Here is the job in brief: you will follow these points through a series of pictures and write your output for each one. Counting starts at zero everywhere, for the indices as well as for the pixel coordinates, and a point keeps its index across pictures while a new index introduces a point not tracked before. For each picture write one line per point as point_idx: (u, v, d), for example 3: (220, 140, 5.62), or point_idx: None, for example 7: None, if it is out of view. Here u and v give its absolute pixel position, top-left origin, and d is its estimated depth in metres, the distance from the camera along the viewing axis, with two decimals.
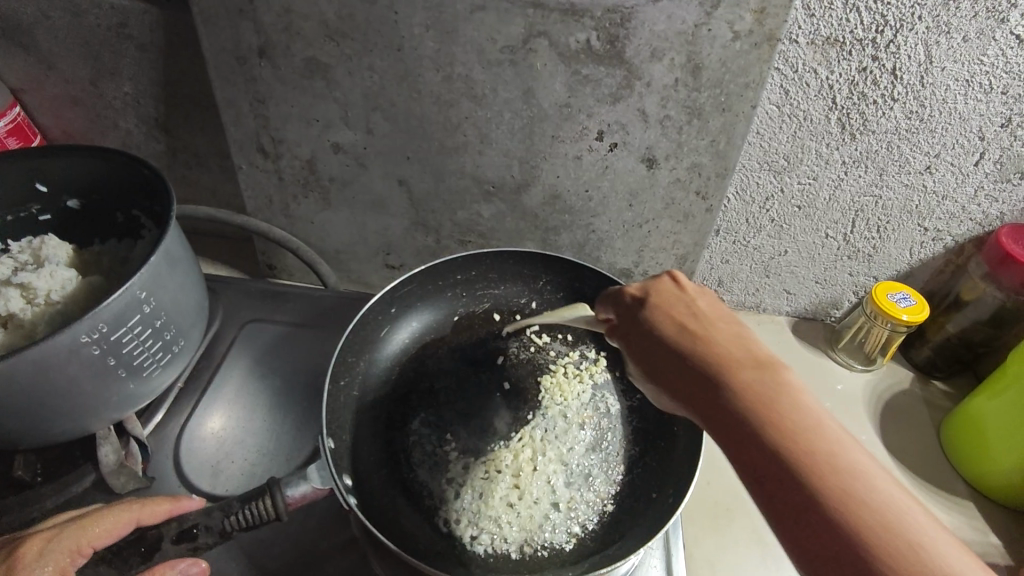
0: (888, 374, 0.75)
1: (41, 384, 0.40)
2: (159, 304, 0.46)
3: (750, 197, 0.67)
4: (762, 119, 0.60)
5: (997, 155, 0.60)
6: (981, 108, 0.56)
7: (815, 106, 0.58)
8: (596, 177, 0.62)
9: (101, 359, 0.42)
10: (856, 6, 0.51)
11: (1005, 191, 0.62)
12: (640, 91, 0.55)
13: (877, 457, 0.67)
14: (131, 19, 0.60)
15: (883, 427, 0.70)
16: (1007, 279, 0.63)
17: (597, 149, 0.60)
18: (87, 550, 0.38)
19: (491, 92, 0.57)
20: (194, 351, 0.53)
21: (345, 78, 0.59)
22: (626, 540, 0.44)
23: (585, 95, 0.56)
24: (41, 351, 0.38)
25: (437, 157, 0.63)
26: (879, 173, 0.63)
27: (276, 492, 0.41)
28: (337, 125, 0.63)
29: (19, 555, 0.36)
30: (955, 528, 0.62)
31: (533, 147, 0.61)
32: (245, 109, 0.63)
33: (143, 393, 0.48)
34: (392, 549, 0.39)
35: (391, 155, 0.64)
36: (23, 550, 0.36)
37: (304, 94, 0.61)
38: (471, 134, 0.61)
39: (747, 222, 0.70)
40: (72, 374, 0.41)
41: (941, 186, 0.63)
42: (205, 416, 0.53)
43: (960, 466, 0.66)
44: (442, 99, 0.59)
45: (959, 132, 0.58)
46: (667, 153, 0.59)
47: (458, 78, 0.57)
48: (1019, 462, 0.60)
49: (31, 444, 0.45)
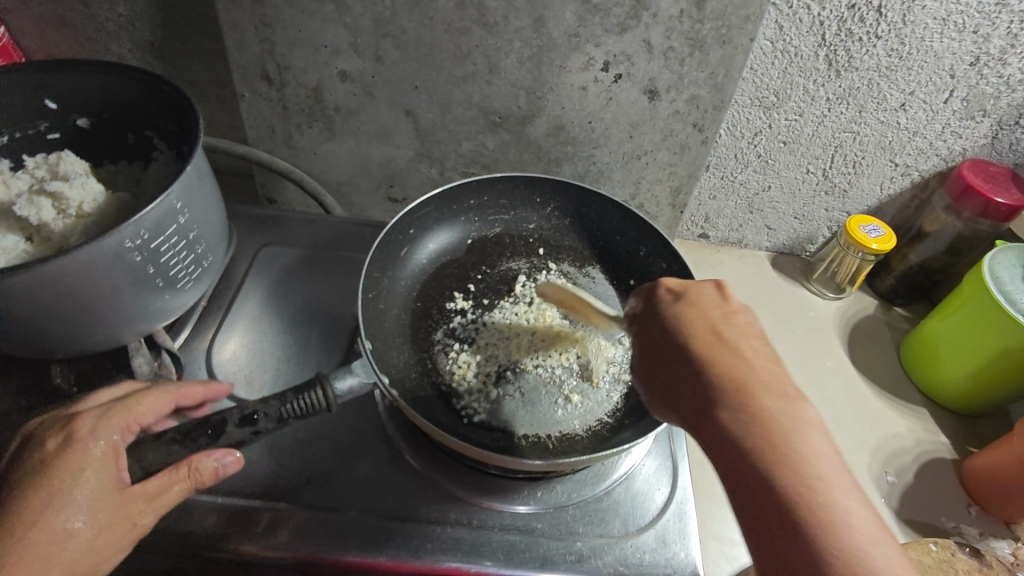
0: (856, 301, 0.82)
1: (88, 289, 0.41)
2: (191, 217, 0.47)
3: (740, 131, 0.72)
4: (757, 55, 0.63)
5: (965, 93, 0.65)
6: (954, 48, 0.61)
7: (806, 43, 0.62)
8: (600, 108, 0.65)
9: (141, 266, 0.44)
10: None
11: (969, 128, 0.68)
12: (646, 22, 0.58)
13: (845, 374, 0.75)
14: None
15: (851, 347, 0.77)
16: (967, 208, 0.69)
17: (602, 80, 0.63)
18: (135, 428, 0.41)
19: (503, 20, 0.59)
20: (219, 269, 0.54)
21: (356, 2, 0.59)
22: (638, 428, 0.50)
23: (594, 25, 0.58)
24: (89, 255, 0.39)
25: (445, 86, 0.65)
26: (858, 110, 0.68)
27: (326, 385, 0.43)
28: (346, 51, 0.63)
29: (76, 427, 0.39)
30: (910, 430, 0.70)
31: (540, 77, 0.63)
32: (250, 33, 0.62)
33: (176, 308, 0.50)
34: (437, 434, 0.43)
35: (399, 84, 0.65)
36: (78, 423, 0.39)
37: (313, 17, 0.61)
38: (480, 64, 0.62)
39: (735, 158, 0.75)
40: (117, 282, 0.42)
41: (913, 122, 0.68)
42: (233, 332, 0.55)
43: (915, 376, 0.74)
44: (454, 26, 0.60)
45: (933, 70, 0.63)
46: (668, 85, 0.62)
47: (471, 4, 0.58)
48: (966, 373, 0.68)
49: (71, 352, 0.46)
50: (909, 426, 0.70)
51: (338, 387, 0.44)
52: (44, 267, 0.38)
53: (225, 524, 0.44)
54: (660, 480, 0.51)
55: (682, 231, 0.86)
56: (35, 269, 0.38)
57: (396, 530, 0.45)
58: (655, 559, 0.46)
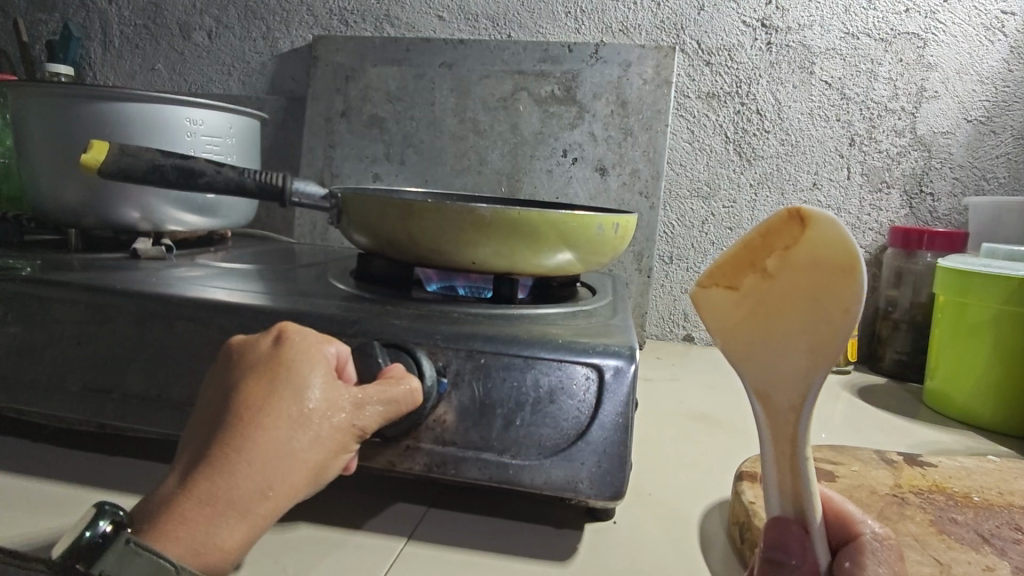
0: (861, 378, 0.77)
1: (145, 137, 0.56)
2: (237, 148, 0.63)
3: (689, 222, 0.85)
4: (679, 153, 0.84)
5: (861, 168, 0.81)
6: (830, 134, 0.81)
7: (716, 141, 0.83)
8: (564, 186, 0.84)
9: (188, 145, 0.58)
10: (719, 73, 0.82)
11: (883, 200, 0.81)
12: (588, 120, 0.83)
13: (865, 410, 0.65)
14: (266, 106, 0.95)
15: (865, 398, 0.69)
16: (921, 248, 0.74)
17: (563, 163, 0.84)
18: None
19: (489, 128, 0.86)
20: (230, 224, 0.66)
21: (394, 126, 0.88)
22: (573, 270, 0.49)
23: (553, 125, 0.84)
24: (164, 107, 0.57)
25: (448, 177, 0.87)
26: (780, 193, 0.83)
27: (288, 178, 0.48)
28: (381, 159, 0.89)
29: None
30: (958, 440, 0.57)
31: (518, 165, 0.85)
32: (319, 153, 0.90)
33: (186, 219, 0.61)
34: (369, 209, 0.47)
35: (414, 179, 0.88)
36: None
37: (364, 138, 0.89)
38: (473, 159, 0.86)
39: (693, 248, 0.86)
40: (161, 144, 0.57)
41: (832, 200, 0.82)
42: (226, 257, 0.62)
43: (941, 414, 0.65)
44: (457, 135, 0.87)
45: (823, 153, 0.81)
46: (613, 163, 0.83)
47: (468, 120, 0.86)
48: (991, 390, 0.61)
49: (93, 211, 0.57)
50: (953, 438, 0.58)
51: (297, 187, 0.49)
52: (133, 103, 0.56)
53: (148, 285, 0.44)
54: (603, 319, 0.46)
55: (666, 333, 0.89)
56: (118, 99, 0.55)
57: (313, 303, 0.43)
58: (584, 337, 0.39)
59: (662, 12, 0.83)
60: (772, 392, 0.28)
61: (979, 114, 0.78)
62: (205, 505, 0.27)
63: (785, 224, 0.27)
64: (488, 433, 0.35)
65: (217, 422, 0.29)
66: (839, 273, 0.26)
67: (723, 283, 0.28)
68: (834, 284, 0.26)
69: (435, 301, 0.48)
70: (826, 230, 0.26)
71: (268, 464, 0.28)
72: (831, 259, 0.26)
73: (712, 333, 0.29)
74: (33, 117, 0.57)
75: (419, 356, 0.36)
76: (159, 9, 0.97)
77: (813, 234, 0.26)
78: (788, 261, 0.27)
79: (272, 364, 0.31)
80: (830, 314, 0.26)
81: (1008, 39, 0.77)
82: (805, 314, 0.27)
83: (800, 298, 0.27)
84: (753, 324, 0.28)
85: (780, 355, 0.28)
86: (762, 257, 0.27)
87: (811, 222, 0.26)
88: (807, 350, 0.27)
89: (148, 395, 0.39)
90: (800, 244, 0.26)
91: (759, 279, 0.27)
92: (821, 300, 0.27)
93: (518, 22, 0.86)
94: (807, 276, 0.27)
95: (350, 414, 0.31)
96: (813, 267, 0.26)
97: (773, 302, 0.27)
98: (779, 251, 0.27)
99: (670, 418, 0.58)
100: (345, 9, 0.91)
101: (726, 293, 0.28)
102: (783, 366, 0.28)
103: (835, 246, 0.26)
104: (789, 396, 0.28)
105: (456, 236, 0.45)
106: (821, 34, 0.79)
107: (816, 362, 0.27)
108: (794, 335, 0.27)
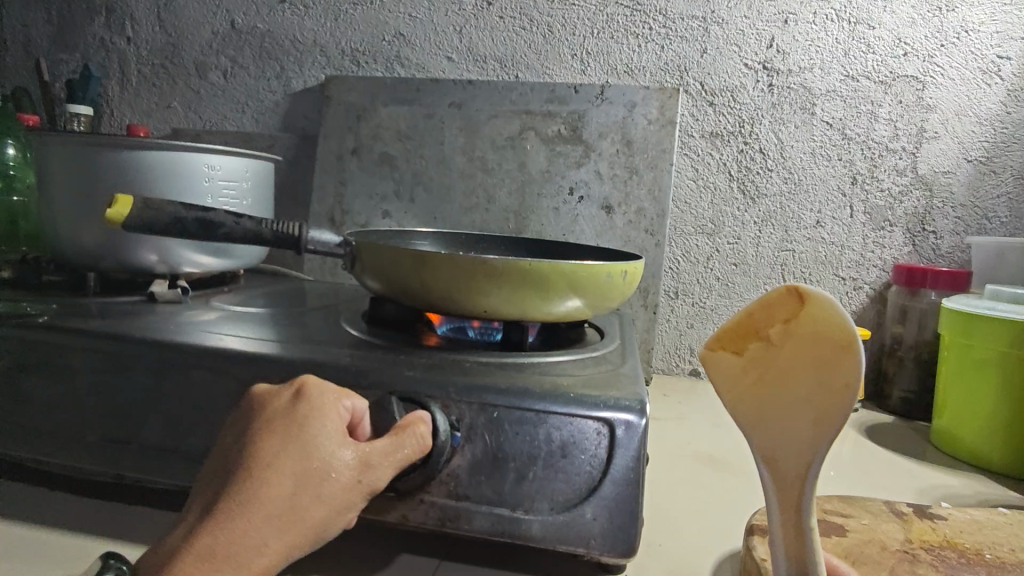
0: (868, 416, 0.77)
1: (164, 184, 0.58)
2: (251, 192, 0.65)
3: (694, 258, 0.86)
4: (684, 191, 0.86)
5: (863, 206, 0.82)
6: (832, 173, 0.82)
7: (720, 179, 0.85)
8: (570, 224, 0.86)
9: (206, 190, 0.60)
10: (722, 113, 0.84)
11: (886, 238, 0.82)
12: (594, 158, 0.85)
13: (872, 450, 0.65)
14: (278, 143, 0.98)
15: (873, 437, 0.69)
16: (926, 286, 0.75)
17: (570, 201, 0.86)
18: None
19: (497, 166, 0.87)
20: (241, 266, 0.67)
21: (404, 164, 0.90)
22: (582, 317, 0.50)
23: (560, 164, 0.86)
24: (183, 155, 0.58)
25: (457, 214, 0.89)
26: (784, 230, 0.84)
27: (303, 228, 0.50)
28: (390, 197, 0.90)
29: None
30: (966, 485, 0.57)
31: (525, 203, 0.87)
32: (330, 190, 0.92)
33: (201, 260, 0.62)
34: (384, 258, 0.48)
35: (424, 216, 0.90)
36: None
37: (374, 176, 0.91)
38: (481, 196, 0.88)
39: (699, 284, 0.87)
40: (179, 190, 0.59)
41: (835, 237, 0.83)
42: (239, 298, 0.64)
43: (948, 454, 0.65)
44: (465, 173, 0.88)
45: (825, 191, 0.83)
46: (619, 201, 0.84)
47: (476, 158, 0.88)
48: (997, 433, 0.61)
49: (110, 255, 0.59)
50: (961, 482, 0.58)
51: (312, 236, 0.50)
52: (154, 152, 0.57)
53: (166, 333, 0.46)
54: (613, 365, 0.47)
55: (673, 368, 0.89)
56: (139, 148, 0.57)
57: (329, 352, 0.44)
58: (596, 388, 0.40)
59: (666, 55, 0.85)
60: (776, 457, 0.30)
61: (979, 154, 0.79)
62: (202, 561, 0.28)
63: (785, 297, 0.29)
64: (501, 488, 0.36)
65: (229, 474, 0.31)
66: (839, 345, 0.28)
67: (729, 348, 0.30)
68: (832, 353, 0.28)
69: (446, 348, 0.49)
70: (824, 305, 0.28)
71: (268, 521, 0.29)
72: (831, 332, 0.28)
73: (719, 397, 0.30)
74: (56, 164, 0.59)
75: (433, 409, 0.37)
76: (177, 49, 1.00)
77: (813, 307, 0.28)
78: (791, 331, 0.29)
79: (286, 418, 0.32)
80: (830, 383, 0.29)
81: (1005, 82, 0.78)
82: (808, 382, 0.29)
83: (803, 368, 0.29)
84: (759, 390, 0.30)
85: (785, 421, 0.29)
86: (766, 327, 0.29)
87: (810, 298, 0.28)
88: (810, 417, 0.29)
89: (166, 446, 0.39)
90: (801, 318, 0.29)
91: (764, 346, 0.29)
92: (822, 370, 0.29)
93: (526, 64, 0.89)
94: (808, 346, 0.29)
95: (356, 475, 0.32)
96: (815, 339, 0.29)
97: (778, 368, 0.29)
98: (782, 320, 0.29)
99: (678, 461, 0.58)
100: (357, 50, 0.94)
101: (733, 359, 0.30)
102: (787, 432, 0.29)
103: (834, 321, 0.28)
104: (792, 459, 0.29)
105: (468, 285, 0.46)
106: (822, 76, 0.81)
107: (818, 428, 0.29)
108: (798, 403, 0.29)
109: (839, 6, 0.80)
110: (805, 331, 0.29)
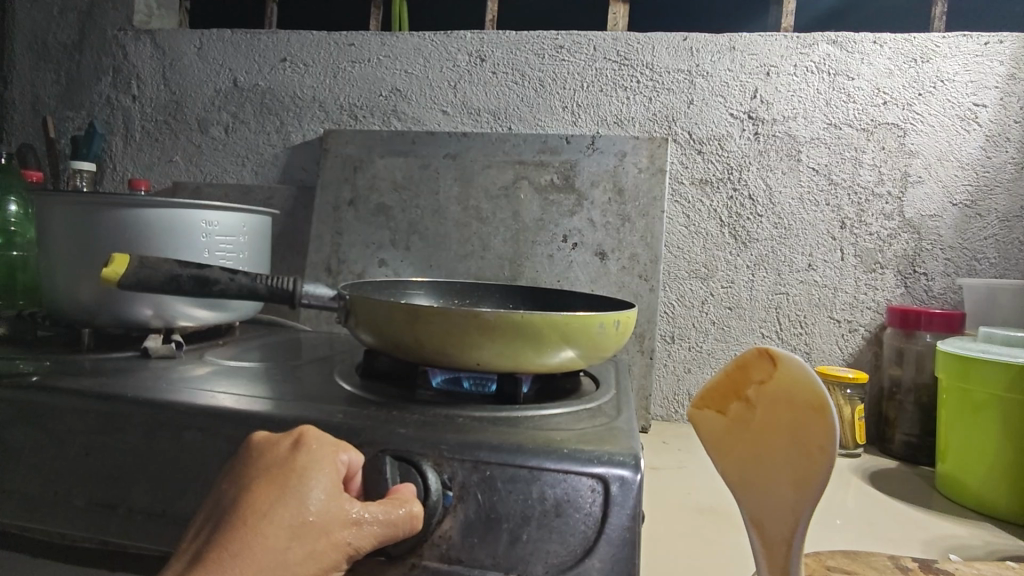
0: (871, 462, 0.76)
1: (161, 240, 0.59)
2: (247, 244, 0.66)
3: (689, 301, 0.87)
4: (677, 236, 0.87)
5: (854, 249, 0.83)
6: (820, 218, 0.84)
7: (711, 224, 0.86)
8: (564, 270, 0.87)
9: (202, 245, 0.61)
10: (710, 161, 0.86)
11: (878, 280, 0.83)
12: (586, 206, 0.86)
13: (878, 497, 0.64)
14: (276, 196, 0.99)
15: (878, 483, 0.68)
16: (920, 328, 0.75)
17: (564, 248, 0.87)
18: None
19: (492, 215, 0.89)
20: (236, 319, 0.67)
21: (400, 213, 0.91)
22: (575, 367, 0.50)
23: (553, 212, 0.87)
24: (180, 212, 0.59)
25: (452, 262, 0.89)
26: (777, 274, 0.85)
27: (297, 282, 0.50)
28: (387, 245, 0.91)
29: None
30: (974, 534, 0.56)
31: (520, 249, 0.88)
32: (327, 240, 0.93)
33: (197, 314, 0.62)
34: (377, 313, 0.48)
35: (419, 264, 0.90)
36: None
37: (371, 226, 0.92)
38: (476, 244, 0.89)
39: (694, 327, 0.87)
40: (176, 246, 0.59)
41: (828, 280, 0.84)
42: (233, 350, 0.64)
43: (955, 500, 0.64)
44: (460, 222, 0.90)
45: (815, 235, 0.84)
46: (612, 248, 0.85)
47: (471, 208, 0.89)
48: (1001, 476, 0.60)
49: (105, 311, 0.59)
50: (969, 531, 0.56)
51: (306, 291, 0.52)
52: (152, 209, 0.58)
53: (157, 390, 0.45)
54: (608, 417, 0.47)
55: (671, 414, 0.88)
56: (138, 206, 0.58)
57: (320, 408, 0.43)
58: (591, 444, 0.39)
59: (654, 106, 0.88)
60: (762, 496, 0.40)
61: (964, 198, 0.81)
62: None
63: (760, 363, 0.40)
64: (494, 551, 0.35)
65: (220, 524, 0.30)
66: (807, 404, 0.38)
67: (717, 407, 0.42)
68: (805, 412, 0.38)
69: (439, 402, 0.48)
70: (790, 367, 0.39)
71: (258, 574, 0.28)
72: (799, 393, 0.38)
73: (710, 447, 0.42)
74: (56, 221, 0.60)
75: (425, 468, 0.36)
76: (180, 105, 1.03)
77: (782, 371, 0.39)
78: (765, 392, 0.40)
79: (284, 469, 0.32)
80: (803, 439, 0.38)
81: (983, 129, 0.81)
82: (784, 435, 0.39)
83: (779, 423, 0.39)
84: (740, 439, 0.41)
85: (767, 465, 0.40)
86: (744, 389, 0.41)
87: (777, 364, 0.39)
88: (790, 464, 0.39)
89: (153, 510, 0.39)
90: (772, 380, 0.39)
91: (742, 404, 0.41)
92: (795, 426, 0.39)
93: (519, 116, 0.91)
94: (780, 404, 0.39)
95: (351, 529, 0.31)
96: (786, 399, 0.39)
97: (756, 422, 0.40)
98: (756, 383, 0.40)
99: (677, 513, 0.57)
100: (355, 105, 0.97)
101: (719, 415, 0.42)
102: (770, 475, 0.40)
103: (802, 383, 0.38)
104: (776, 497, 0.39)
105: (462, 339, 0.46)
106: (805, 124, 0.84)
107: (795, 472, 0.39)
108: (776, 451, 0.39)
109: (818, 58, 0.84)
110: (776, 390, 0.39)
